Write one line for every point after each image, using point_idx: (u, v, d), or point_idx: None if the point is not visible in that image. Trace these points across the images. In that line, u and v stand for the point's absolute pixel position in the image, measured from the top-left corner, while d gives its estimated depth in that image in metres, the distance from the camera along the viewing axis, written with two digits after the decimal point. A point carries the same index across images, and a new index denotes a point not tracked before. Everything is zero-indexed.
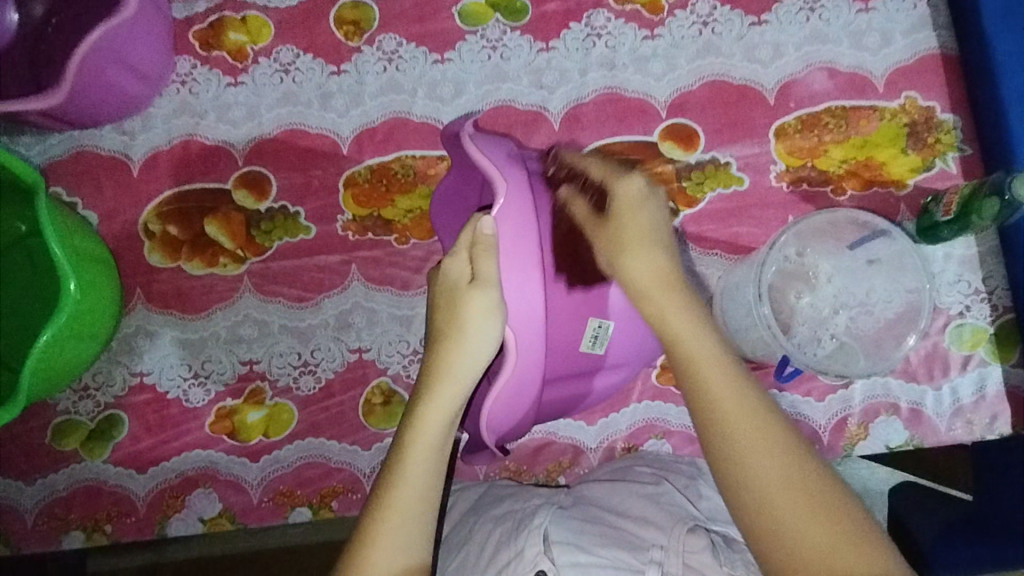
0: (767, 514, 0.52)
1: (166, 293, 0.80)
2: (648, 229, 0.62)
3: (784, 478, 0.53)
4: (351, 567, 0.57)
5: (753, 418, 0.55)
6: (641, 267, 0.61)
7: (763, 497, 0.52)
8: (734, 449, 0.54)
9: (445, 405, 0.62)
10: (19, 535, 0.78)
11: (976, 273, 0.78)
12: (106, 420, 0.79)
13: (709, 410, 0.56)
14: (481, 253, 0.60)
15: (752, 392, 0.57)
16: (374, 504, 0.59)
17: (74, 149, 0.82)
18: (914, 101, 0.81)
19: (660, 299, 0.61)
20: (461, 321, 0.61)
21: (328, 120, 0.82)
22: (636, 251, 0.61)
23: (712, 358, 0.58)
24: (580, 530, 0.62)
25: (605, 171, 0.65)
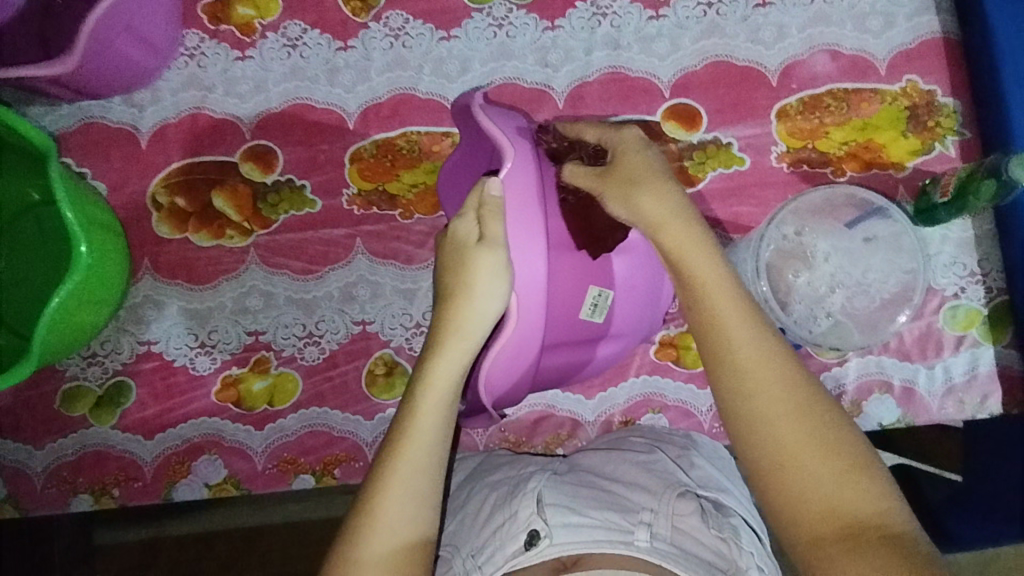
0: (775, 454, 0.53)
1: (173, 264, 0.82)
2: (656, 175, 0.62)
3: (792, 415, 0.54)
4: (363, 513, 0.59)
5: (770, 365, 0.56)
6: (649, 205, 0.60)
7: (772, 439, 0.54)
8: (747, 393, 0.55)
9: (454, 361, 0.63)
10: (28, 498, 0.79)
11: (973, 255, 0.79)
12: (114, 386, 0.80)
13: (724, 355, 0.57)
14: (489, 216, 0.61)
15: (772, 339, 0.57)
16: (384, 455, 0.61)
17: (83, 120, 0.83)
18: (916, 84, 0.81)
19: (670, 240, 0.60)
20: (469, 280, 0.62)
21: (335, 95, 0.83)
22: (643, 190, 0.61)
23: (734, 304, 0.58)
24: (573, 494, 0.63)
25: (606, 132, 0.66)
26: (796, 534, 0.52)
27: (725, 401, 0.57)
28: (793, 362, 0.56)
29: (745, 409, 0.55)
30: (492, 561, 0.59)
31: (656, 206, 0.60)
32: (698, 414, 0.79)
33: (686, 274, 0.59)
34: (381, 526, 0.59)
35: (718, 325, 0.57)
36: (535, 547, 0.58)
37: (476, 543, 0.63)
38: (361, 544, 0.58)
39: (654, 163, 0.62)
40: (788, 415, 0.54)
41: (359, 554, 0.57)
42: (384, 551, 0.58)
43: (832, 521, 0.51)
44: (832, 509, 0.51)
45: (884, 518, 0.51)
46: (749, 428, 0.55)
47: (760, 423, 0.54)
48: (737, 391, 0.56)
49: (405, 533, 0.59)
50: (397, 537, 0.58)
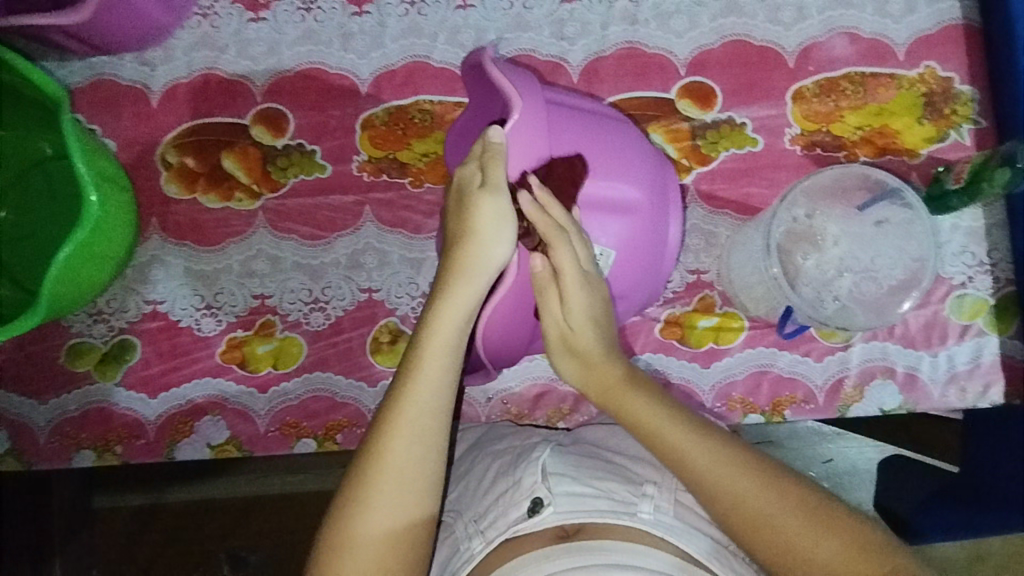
0: (758, 526, 0.56)
1: (182, 224, 0.82)
2: (601, 336, 0.67)
3: (753, 481, 0.57)
4: (373, 453, 0.60)
5: (716, 458, 0.58)
6: (588, 373, 0.67)
7: (771, 536, 0.55)
8: (759, 544, 0.56)
9: (460, 308, 0.63)
10: (30, 452, 0.80)
11: (982, 245, 0.79)
12: (119, 344, 0.80)
13: (781, 541, 0.55)
14: (491, 162, 0.61)
15: (772, 478, 0.57)
16: (390, 396, 0.62)
17: (93, 76, 0.83)
18: (933, 71, 0.81)
19: (606, 387, 0.66)
20: (474, 225, 0.62)
21: (348, 61, 0.83)
22: (574, 363, 0.68)
23: (714, 460, 0.58)
24: (577, 465, 0.64)
25: (555, 235, 0.62)
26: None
27: (716, 518, 0.58)
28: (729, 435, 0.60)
29: (727, 503, 0.57)
30: (495, 526, 0.60)
31: (585, 327, 0.66)
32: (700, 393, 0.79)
33: (659, 446, 0.61)
34: (386, 468, 0.59)
35: (684, 457, 0.59)
36: (539, 515, 0.59)
37: (478, 508, 0.63)
38: (372, 484, 0.59)
39: (576, 287, 0.64)
40: (754, 477, 0.57)
41: (371, 499, 0.58)
42: (389, 498, 0.59)
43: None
44: None
45: (902, 572, 0.53)
46: (739, 514, 0.56)
47: (747, 501, 0.56)
48: (710, 490, 0.58)
49: (411, 477, 0.59)
50: (393, 507, 0.58)
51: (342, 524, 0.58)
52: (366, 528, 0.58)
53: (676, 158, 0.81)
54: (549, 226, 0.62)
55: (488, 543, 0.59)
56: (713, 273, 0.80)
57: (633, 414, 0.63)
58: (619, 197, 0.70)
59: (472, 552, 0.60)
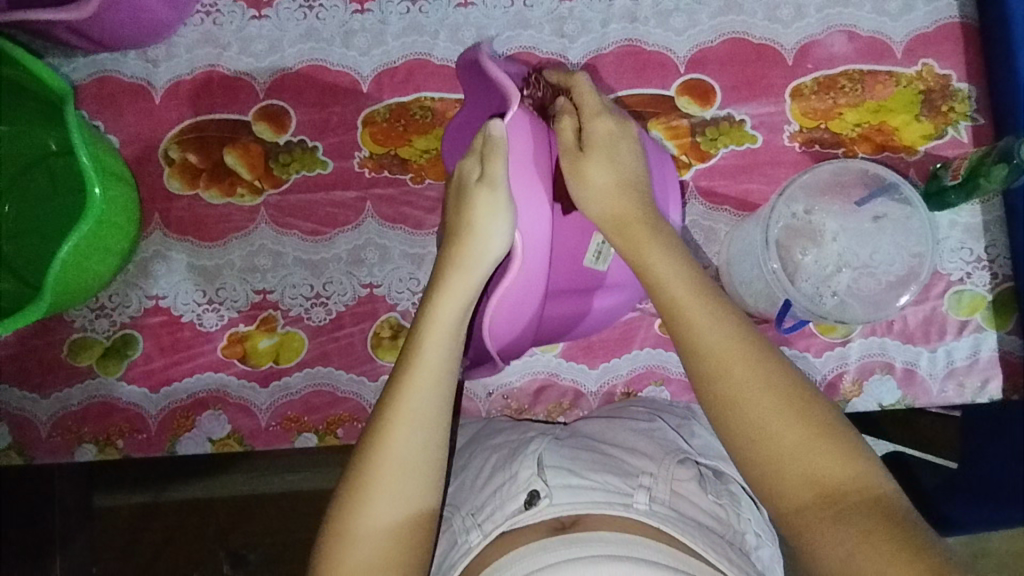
0: (736, 401, 0.56)
1: (184, 220, 0.82)
2: (616, 181, 0.65)
3: (746, 363, 0.57)
4: (374, 444, 0.60)
5: (718, 334, 0.58)
6: (607, 207, 0.65)
7: (748, 419, 0.55)
8: (730, 408, 0.56)
9: (456, 299, 0.64)
10: (32, 446, 0.80)
11: (980, 241, 0.79)
12: (121, 339, 0.81)
13: (754, 429, 0.55)
14: (491, 156, 0.62)
15: (766, 362, 0.57)
16: (388, 389, 0.62)
17: (97, 73, 0.83)
18: (931, 68, 0.81)
19: (629, 240, 0.64)
20: (471, 218, 0.63)
21: (350, 58, 0.83)
22: (594, 189, 0.65)
23: (717, 332, 0.58)
24: (573, 457, 0.65)
25: (568, 76, 0.69)
26: (781, 505, 0.54)
27: (700, 390, 0.58)
28: (741, 318, 0.59)
29: (712, 370, 0.57)
30: (492, 519, 0.60)
31: (609, 194, 0.65)
32: None
33: (664, 302, 0.61)
34: (387, 458, 0.59)
35: (683, 322, 0.59)
36: (536, 507, 0.59)
37: (476, 502, 0.64)
38: (374, 476, 0.59)
39: (621, 150, 0.66)
40: (748, 357, 0.57)
41: (372, 490, 0.59)
42: (390, 489, 0.59)
43: (812, 488, 0.53)
44: (812, 479, 0.53)
45: (866, 485, 0.52)
46: (719, 388, 0.56)
47: (733, 380, 0.56)
48: (697, 353, 0.58)
49: (412, 468, 0.60)
50: (396, 498, 0.59)
51: (344, 517, 0.58)
52: (368, 518, 0.58)
53: (676, 154, 0.81)
54: (564, 76, 0.70)
55: (486, 536, 0.59)
56: (713, 268, 0.81)
57: (648, 271, 0.62)
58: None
59: (469, 545, 0.60)
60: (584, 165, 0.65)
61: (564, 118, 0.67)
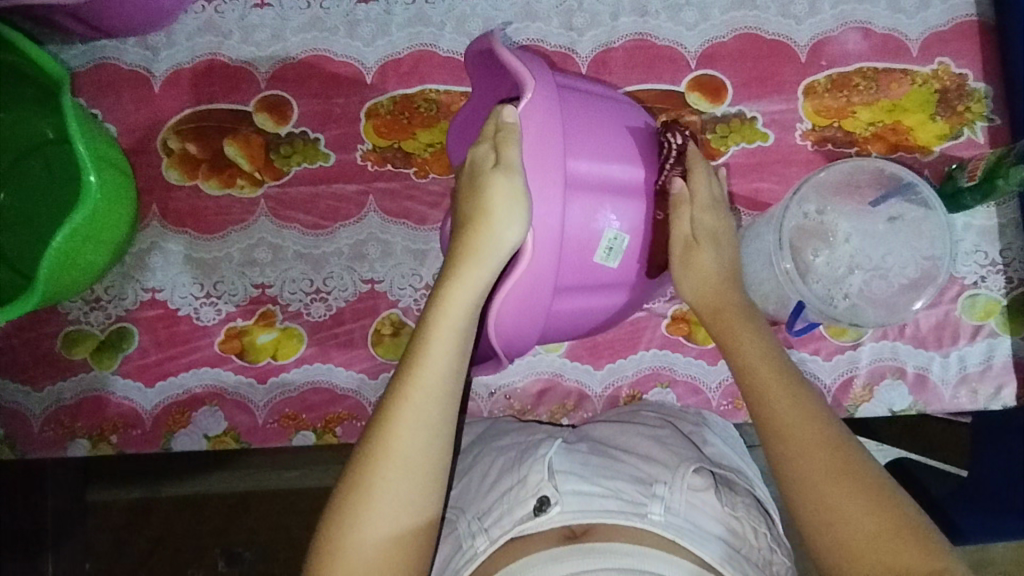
0: (820, 504, 0.56)
1: (182, 211, 0.80)
2: (706, 280, 0.68)
3: (831, 463, 0.57)
4: (379, 441, 0.58)
5: (805, 432, 0.59)
6: (703, 297, 0.68)
7: (832, 521, 0.55)
8: (803, 487, 0.57)
9: (469, 293, 0.62)
10: (24, 441, 0.78)
11: (995, 244, 0.78)
12: (117, 332, 0.79)
13: (839, 534, 0.55)
14: (505, 141, 0.61)
15: (842, 443, 0.58)
16: (399, 379, 0.60)
17: (95, 60, 0.82)
18: (947, 67, 0.80)
19: (721, 326, 0.67)
20: (486, 206, 0.61)
21: (353, 48, 0.81)
22: (697, 274, 0.68)
23: (790, 406, 0.60)
24: (584, 462, 0.63)
25: (706, 165, 0.69)
26: None
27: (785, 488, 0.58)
28: (830, 417, 0.60)
29: (797, 469, 0.58)
30: (498, 525, 0.59)
31: (704, 282, 0.68)
32: (707, 390, 0.78)
33: (752, 393, 0.62)
34: (391, 457, 0.58)
35: (772, 415, 0.60)
36: (545, 514, 0.57)
37: (482, 506, 0.62)
38: (378, 471, 0.57)
39: (721, 228, 0.69)
40: (836, 457, 0.57)
41: (375, 490, 0.57)
42: (394, 489, 0.57)
43: None
44: None
45: None
46: (803, 487, 0.57)
47: (819, 479, 0.57)
48: (785, 451, 0.59)
49: (417, 468, 0.58)
50: (399, 499, 0.57)
51: (348, 512, 0.57)
52: (372, 518, 0.56)
53: None
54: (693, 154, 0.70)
55: (493, 543, 0.58)
56: None
57: (738, 362, 0.64)
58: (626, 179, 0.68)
59: (474, 551, 0.58)
60: (692, 256, 0.68)
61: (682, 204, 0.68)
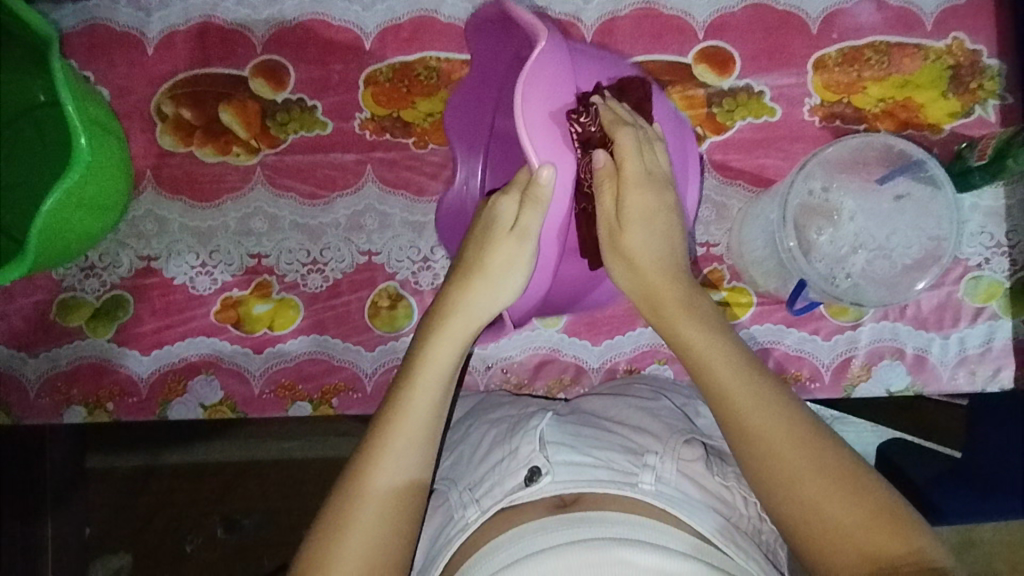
0: (783, 475, 0.54)
1: (177, 178, 0.79)
2: (659, 260, 0.64)
3: (787, 434, 0.56)
4: (376, 435, 0.59)
5: (758, 411, 0.57)
6: (651, 283, 0.64)
7: (795, 489, 0.54)
8: (775, 481, 0.55)
9: (468, 319, 0.65)
10: (21, 407, 0.78)
11: (1001, 225, 0.77)
12: (112, 300, 0.78)
13: (799, 503, 0.54)
14: (529, 208, 0.62)
15: (805, 429, 0.56)
16: (400, 379, 0.62)
17: (86, 20, 0.79)
18: (961, 43, 0.78)
19: (673, 307, 0.64)
20: (487, 259, 0.64)
21: (352, 13, 0.79)
22: (627, 263, 0.65)
23: (755, 403, 0.57)
24: (576, 434, 0.63)
25: (614, 125, 0.62)
26: None
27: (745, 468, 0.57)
28: (781, 391, 0.59)
29: (754, 448, 0.56)
30: (490, 495, 0.59)
31: (648, 270, 0.64)
32: None
33: (705, 374, 0.60)
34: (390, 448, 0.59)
35: (725, 394, 0.59)
36: (536, 484, 0.57)
37: (474, 477, 0.62)
38: (375, 463, 0.58)
39: (660, 205, 0.64)
40: (792, 428, 0.56)
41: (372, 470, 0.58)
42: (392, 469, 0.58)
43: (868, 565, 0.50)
44: (870, 554, 0.51)
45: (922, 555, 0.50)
46: (762, 464, 0.55)
47: (777, 453, 0.55)
48: (742, 427, 0.57)
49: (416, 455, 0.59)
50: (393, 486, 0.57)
51: (342, 502, 0.57)
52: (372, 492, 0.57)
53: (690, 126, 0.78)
54: (616, 117, 0.62)
55: (484, 512, 0.58)
56: (723, 246, 0.78)
57: (686, 341, 0.62)
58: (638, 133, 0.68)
59: (466, 521, 0.58)
60: (627, 237, 0.64)
61: (603, 187, 0.64)
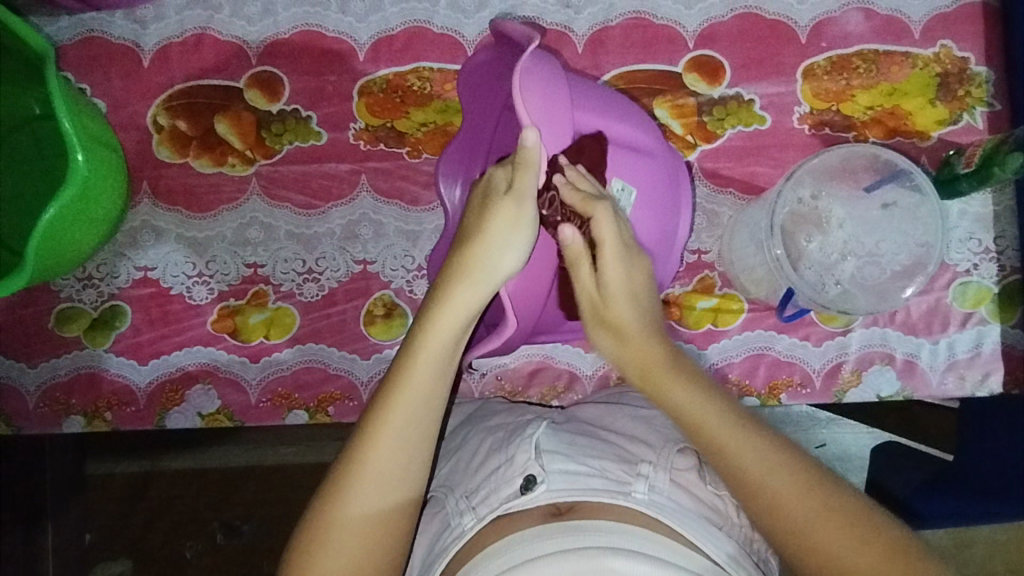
0: (787, 520, 0.56)
1: (173, 189, 0.80)
2: (643, 323, 0.64)
3: (791, 479, 0.57)
4: (354, 458, 0.59)
5: (761, 460, 0.58)
6: (637, 354, 0.64)
7: (804, 536, 0.56)
8: (776, 519, 0.57)
9: (455, 317, 0.61)
10: (20, 417, 0.79)
11: (989, 231, 0.77)
12: (109, 310, 0.79)
13: (808, 548, 0.55)
14: (522, 171, 0.59)
15: (815, 483, 0.57)
16: (381, 394, 0.60)
17: (82, 33, 0.80)
18: (949, 50, 0.78)
19: (662, 376, 0.63)
20: (485, 226, 0.61)
21: (346, 24, 0.80)
22: (613, 334, 0.65)
23: (758, 456, 0.58)
24: (570, 443, 0.64)
25: (585, 203, 0.62)
26: None
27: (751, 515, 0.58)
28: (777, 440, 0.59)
29: (758, 501, 0.57)
30: (486, 503, 0.60)
31: (631, 344, 0.64)
32: None
33: (701, 430, 0.60)
34: (368, 473, 0.58)
35: (724, 451, 0.59)
36: (531, 493, 0.58)
37: (470, 485, 0.63)
38: (355, 487, 0.58)
39: (637, 273, 0.64)
40: (793, 475, 0.57)
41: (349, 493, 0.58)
42: (371, 494, 0.58)
43: None
44: None
45: None
46: (768, 513, 0.57)
47: (779, 502, 0.56)
48: (743, 481, 0.58)
49: (395, 481, 0.59)
50: (371, 510, 0.58)
51: (322, 524, 0.58)
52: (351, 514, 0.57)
53: (681, 134, 0.79)
54: (583, 197, 0.62)
55: (480, 520, 0.58)
56: (714, 253, 0.79)
57: (682, 403, 0.61)
58: (633, 139, 0.70)
59: (462, 529, 0.59)
60: (609, 312, 0.64)
61: (579, 261, 0.64)
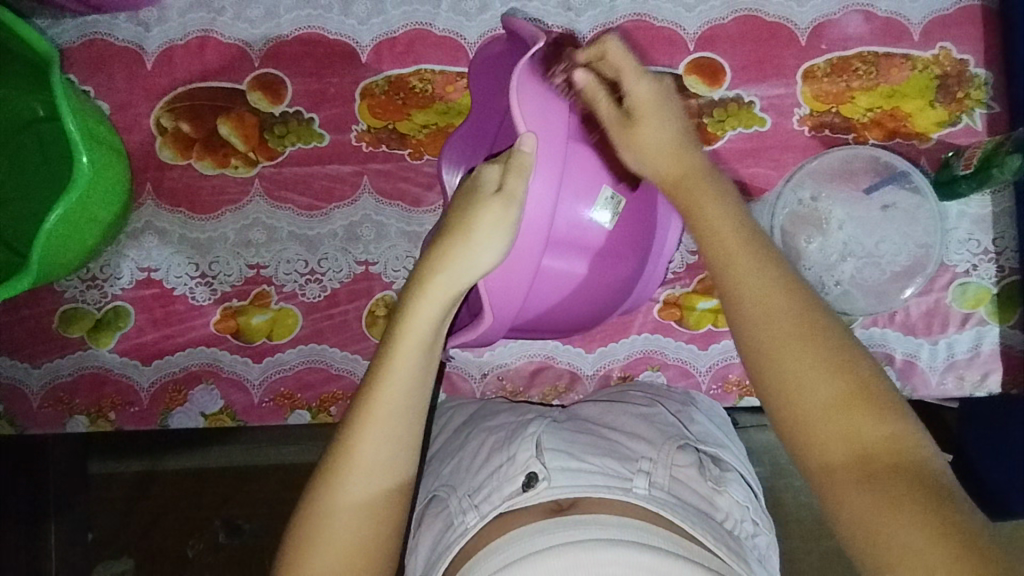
0: (774, 349, 0.52)
1: (176, 191, 0.80)
2: (671, 137, 0.63)
3: (786, 306, 0.53)
4: (342, 448, 0.59)
5: (757, 274, 0.55)
6: (664, 164, 0.63)
7: (783, 362, 0.52)
8: (760, 340, 0.53)
9: (432, 309, 0.61)
10: (24, 416, 0.79)
11: (989, 232, 0.78)
12: (113, 311, 0.80)
13: (784, 377, 0.52)
14: (515, 173, 0.60)
15: (817, 312, 0.53)
16: (370, 377, 0.61)
17: (85, 36, 0.81)
18: (948, 52, 0.79)
19: (685, 186, 0.61)
20: (470, 221, 0.60)
21: (348, 26, 0.80)
22: (642, 149, 0.63)
23: (760, 273, 0.55)
24: (572, 440, 0.64)
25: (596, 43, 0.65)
26: (820, 466, 0.50)
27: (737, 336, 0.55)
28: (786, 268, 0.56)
29: (748, 315, 0.54)
30: (489, 500, 0.60)
31: (661, 153, 0.63)
32: (697, 374, 0.79)
33: (711, 245, 0.58)
34: (356, 461, 0.59)
35: (727, 263, 0.57)
36: (533, 489, 0.58)
37: (473, 483, 0.63)
38: (344, 475, 0.58)
39: (667, 104, 0.64)
40: (793, 306, 0.53)
41: (345, 478, 0.58)
42: (360, 477, 0.58)
43: (847, 447, 0.49)
44: (851, 437, 0.49)
45: (906, 449, 0.48)
46: (753, 330, 0.54)
47: (770, 317, 0.53)
48: (735, 294, 0.55)
49: (382, 467, 0.59)
50: (364, 496, 0.58)
51: (320, 514, 0.58)
52: (346, 501, 0.58)
53: None
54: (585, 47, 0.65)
55: (483, 518, 0.59)
56: None
57: (701, 211, 0.60)
58: None
59: (465, 527, 0.59)
60: (635, 133, 0.63)
61: (596, 97, 0.66)
